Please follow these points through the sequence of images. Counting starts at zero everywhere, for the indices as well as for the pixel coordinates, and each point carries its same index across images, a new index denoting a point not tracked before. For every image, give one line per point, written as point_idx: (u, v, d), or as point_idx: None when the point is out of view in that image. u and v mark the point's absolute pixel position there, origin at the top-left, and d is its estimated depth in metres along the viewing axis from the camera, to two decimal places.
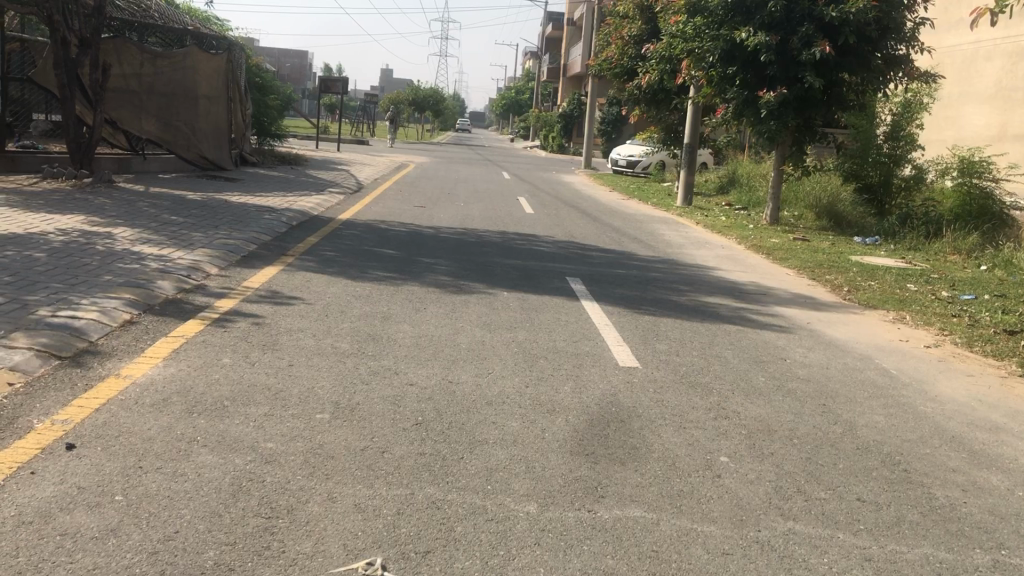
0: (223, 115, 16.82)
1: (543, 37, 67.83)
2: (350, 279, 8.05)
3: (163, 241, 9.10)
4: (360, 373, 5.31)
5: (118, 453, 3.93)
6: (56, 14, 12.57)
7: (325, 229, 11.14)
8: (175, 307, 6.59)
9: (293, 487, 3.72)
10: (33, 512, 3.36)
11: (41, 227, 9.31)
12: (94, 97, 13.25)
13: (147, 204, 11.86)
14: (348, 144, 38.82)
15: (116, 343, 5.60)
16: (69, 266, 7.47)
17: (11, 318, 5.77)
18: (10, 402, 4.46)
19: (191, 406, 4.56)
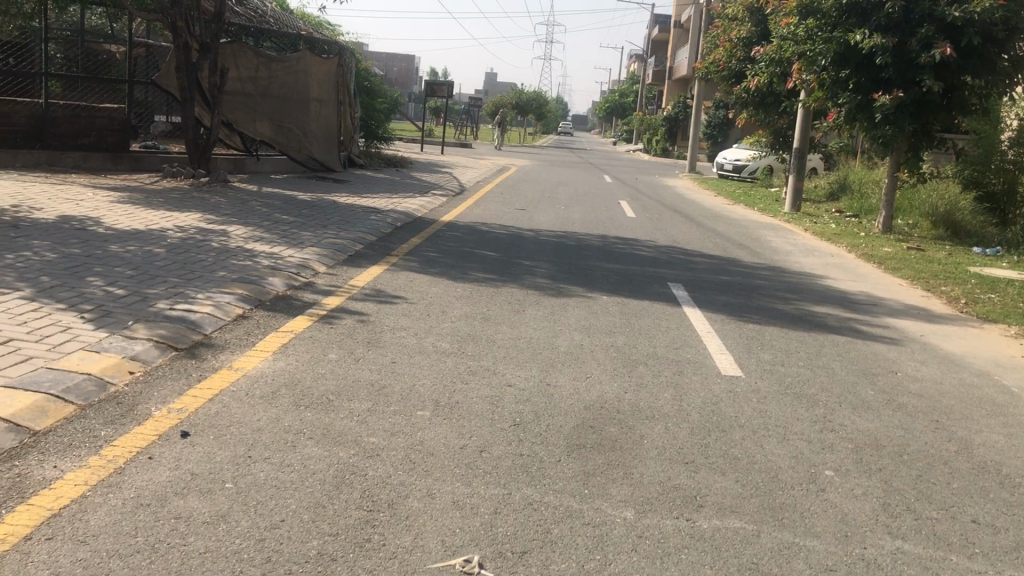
0: (333, 118, 17.27)
1: (649, 39, 67.20)
2: (452, 280, 8.16)
3: (274, 239, 9.42)
4: (459, 372, 5.38)
5: (229, 442, 4.08)
6: (180, 21, 13.17)
7: (428, 230, 11.33)
8: (285, 303, 6.81)
9: (395, 482, 3.79)
10: (150, 495, 3.53)
11: (161, 224, 9.76)
12: (212, 100, 13.80)
13: (259, 203, 12.28)
14: (451, 146, 39.38)
15: (230, 336, 5.82)
16: (186, 263, 7.80)
17: (132, 310, 6.07)
18: (131, 390, 4.69)
19: (298, 399, 4.71)
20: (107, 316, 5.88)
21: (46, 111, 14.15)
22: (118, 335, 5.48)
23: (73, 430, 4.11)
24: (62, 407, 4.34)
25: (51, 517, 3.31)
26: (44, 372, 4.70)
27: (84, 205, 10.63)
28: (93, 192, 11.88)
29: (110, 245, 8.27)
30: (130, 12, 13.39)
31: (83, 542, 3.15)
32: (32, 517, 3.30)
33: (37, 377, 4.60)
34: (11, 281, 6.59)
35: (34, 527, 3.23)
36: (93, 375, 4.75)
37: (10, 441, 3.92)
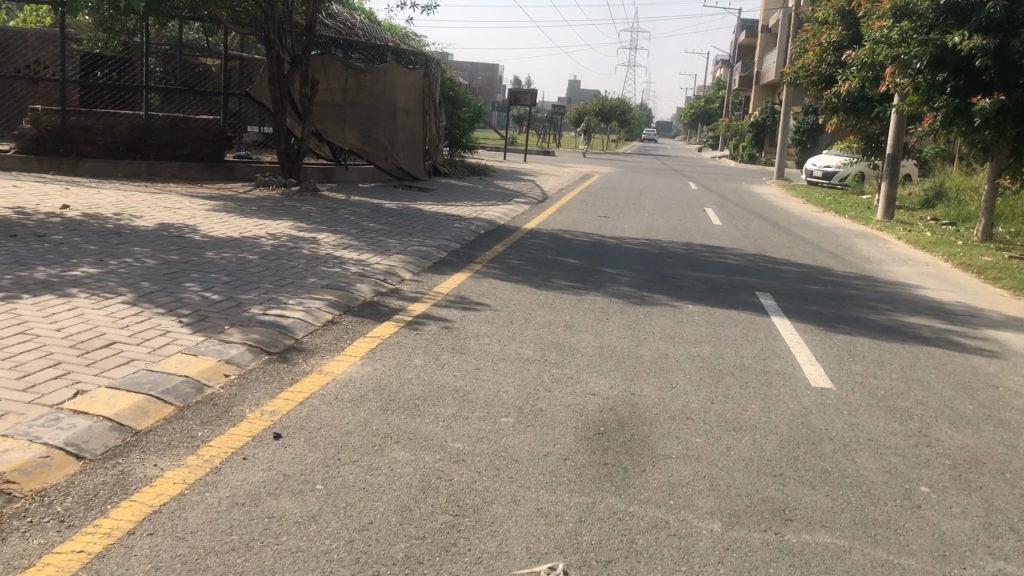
0: (419, 128, 17.53)
1: (735, 44, 66.23)
2: (535, 288, 8.20)
3: (361, 247, 9.62)
4: (543, 380, 5.39)
5: (320, 444, 4.19)
6: (273, 34, 13.58)
7: (512, 237, 11.40)
8: (372, 309, 6.95)
9: (479, 488, 3.83)
10: (244, 494, 3.65)
11: (255, 232, 10.08)
12: (303, 111, 14.16)
13: (348, 212, 12.55)
14: (534, 154, 39.50)
15: (320, 341, 5.97)
16: (279, 269, 8.03)
17: (227, 315, 6.27)
18: (226, 391, 4.86)
19: (385, 403, 4.79)
20: (204, 320, 6.09)
21: (146, 123, 14.70)
22: (214, 339, 5.67)
23: (171, 430, 4.28)
24: (162, 408, 4.51)
25: (152, 513, 3.45)
26: (145, 374, 4.90)
27: (182, 214, 11.04)
28: (190, 200, 12.33)
29: (207, 252, 8.57)
30: (226, 26, 13.85)
31: (182, 539, 3.27)
32: (135, 512, 3.45)
33: (139, 379, 4.80)
34: (115, 286, 6.89)
35: (138, 522, 3.38)
36: (191, 378, 4.93)
37: (114, 440, 4.09)
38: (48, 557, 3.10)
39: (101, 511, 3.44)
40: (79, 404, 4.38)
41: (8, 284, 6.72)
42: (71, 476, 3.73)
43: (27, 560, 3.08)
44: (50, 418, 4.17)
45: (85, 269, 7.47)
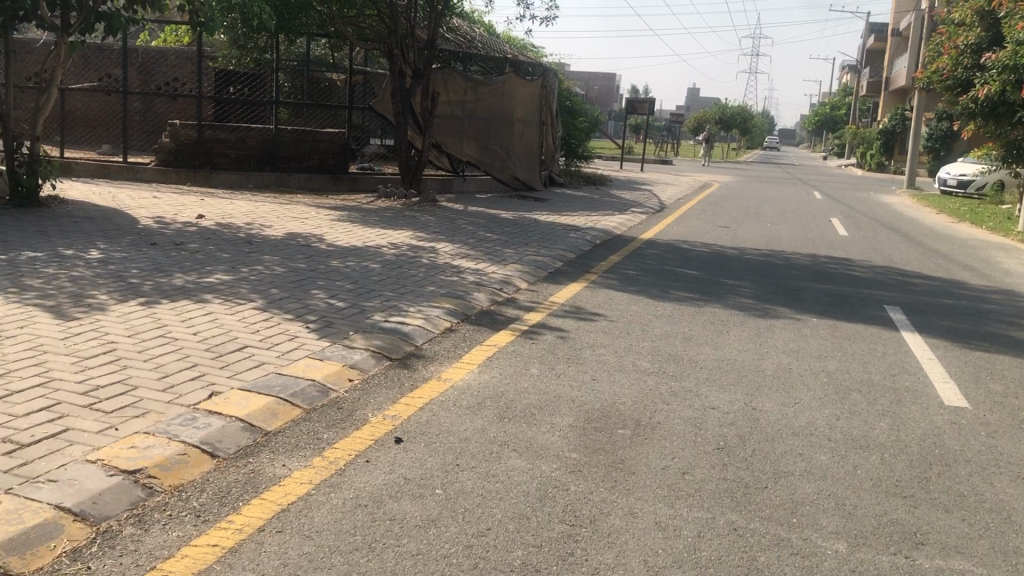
0: (536, 138, 17.65)
1: (864, 49, 63.94)
2: (653, 299, 8.12)
3: (479, 256, 9.76)
4: (661, 392, 5.33)
5: (438, 450, 4.27)
6: (396, 49, 13.99)
7: (629, 248, 11.32)
8: (490, 318, 7.04)
9: (596, 499, 3.82)
10: (368, 496, 3.75)
11: (377, 241, 10.35)
12: (424, 123, 14.48)
13: (465, 222, 12.73)
14: (652, 164, 39.07)
15: (439, 348, 6.09)
16: (400, 278, 8.23)
17: (350, 321, 6.48)
18: (350, 395, 5.02)
19: (502, 411, 4.85)
20: (328, 326, 6.30)
21: (276, 137, 15.34)
22: (338, 344, 5.86)
23: (298, 432, 4.44)
24: (290, 409, 4.70)
25: (281, 511, 3.59)
26: (274, 377, 5.11)
27: (308, 223, 11.45)
28: (316, 211, 12.77)
29: (331, 261, 8.87)
30: (351, 42, 14.31)
31: (308, 537, 3.40)
32: (264, 510, 3.60)
33: (267, 382, 5.01)
34: (246, 293, 7.21)
35: (267, 520, 3.52)
36: (317, 382, 5.10)
37: (246, 440, 4.28)
38: (186, 549, 3.27)
39: (233, 508, 3.60)
40: (213, 404, 4.61)
41: (149, 289, 7.12)
42: (206, 473, 3.92)
43: (167, 551, 3.26)
44: (187, 416, 4.40)
45: (219, 275, 7.85)
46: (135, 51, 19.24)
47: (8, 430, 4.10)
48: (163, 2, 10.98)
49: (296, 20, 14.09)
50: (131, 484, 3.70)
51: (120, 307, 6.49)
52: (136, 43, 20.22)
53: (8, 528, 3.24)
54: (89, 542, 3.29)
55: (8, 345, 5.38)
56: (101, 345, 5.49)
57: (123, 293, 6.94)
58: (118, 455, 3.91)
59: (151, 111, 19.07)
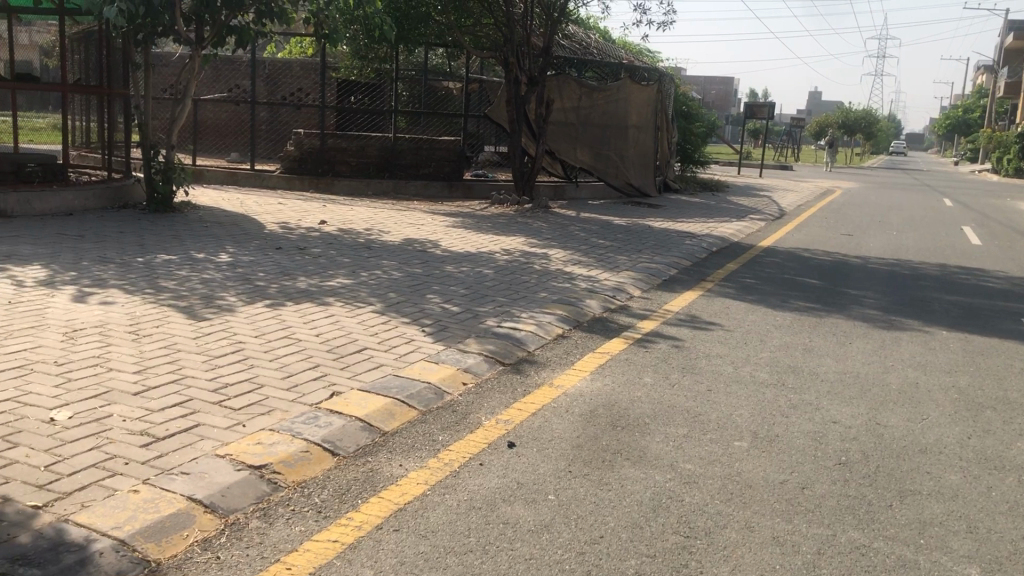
0: (651, 144, 17.48)
1: (1001, 48, 60.73)
2: (771, 308, 7.93)
3: (592, 263, 9.74)
4: (779, 405, 5.19)
5: (551, 456, 4.28)
6: (511, 57, 14.12)
7: (746, 256, 11.09)
8: (602, 326, 7.02)
9: (711, 511, 3.75)
10: (481, 499, 3.80)
11: (491, 247, 10.47)
12: (538, 130, 14.56)
13: (578, 228, 12.72)
14: (772, 169, 38.14)
15: (552, 354, 6.11)
16: (513, 283, 8.30)
17: (465, 325, 6.57)
18: (465, 399, 5.09)
19: (615, 420, 4.82)
20: (443, 330, 6.40)
21: (394, 145, 15.71)
22: (453, 348, 5.95)
23: (414, 433, 4.54)
24: (407, 411, 4.80)
25: (398, 510, 3.68)
26: (391, 379, 5.23)
27: (423, 229, 11.67)
28: (431, 217, 13.00)
29: (446, 266, 9.02)
30: (467, 50, 14.51)
31: (424, 537, 3.46)
32: (383, 508, 3.69)
33: (385, 383, 5.13)
34: (365, 296, 7.41)
35: (384, 518, 3.61)
36: (432, 385, 5.19)
37: (365, 439, 4.40)
38: (308, 543, 3.39)
39: (353, 506, 3.71)
40: (334, 404, 4.75)
41: (274, 292, 7.41)
42: (327, 470, 4.05)
43: (290, 545, 3.38)
44: (310, 415, 4.55)
45: (339, 279, 8.09)
46: (263, 63, 20.05)
47: (145, 423, 4.34)
48: (290, 15, 11.38)
49: (415, 31, 14.34)
50: (257, 479, 3.85)
51: (248, 309, 6.78)
52: (263, 55, 21.06)
53: (146, 516, 3.43)
54: (218, 533, 3.45)
55: (144, 343, 5.68)
56: (229, 344, 5.75)
57: (250, 295, 7.25)
58: (246, 450, 4.08)
59: (276, 120, 19.82)
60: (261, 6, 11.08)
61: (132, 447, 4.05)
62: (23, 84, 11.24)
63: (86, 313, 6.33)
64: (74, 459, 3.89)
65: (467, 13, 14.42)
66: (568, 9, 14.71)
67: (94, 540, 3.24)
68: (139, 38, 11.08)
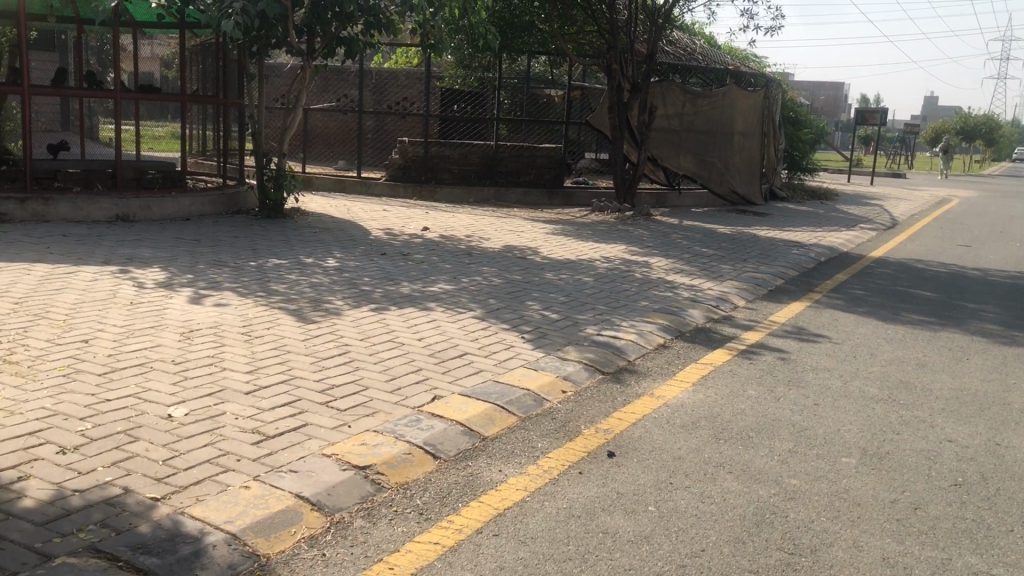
0: (757, 151, 17.13)
1: None
2: (882, 321, 7.67)
3: (695, 272, 9.60)
4: (890, 421, 5.01)
5: (652, 467, 4.24)
6: (615, 64, 14.06)
7: (856, 266, 10.75)
8: (705, 336, 6.92)
9: (817, 528, 3.65)
10: (581, 507, 3.80)
11: (592, 255, 10.44)
12: (641, 137, 14.46)
13: (681, 236, 12.58)
14: (884, 176, 36.82)
15: (652, 364, 6.05)
16: (613, 292, 8.26)
17: (565, 333, 6.58)
18: (564, 407, 5.10)
19: (718, 432, 4.74)
20: (544, 338, 6.42)
21: (496, 153, 15.85)
22: (553, 356, 5.97)
23: (515, 440, 4.56)
24: (507, 417, 4.83)
25: (498, 515, 3.71)
26: (492, 384, 5.27)
27: (524, 236, 11.75)
28: (533, 224, 13.07)
29: (546, 273, 9.05)
30: (571, 58, 14.53)
31: (524, 543, 3.48)
32: (483, 513, 3.73)
33: (486, 389, 5.18)
34: (466, 302, 7.51)
35: (485, 523, 3.64)
36: (532, 391, 5.22)
37: (466, 443, 4.46)
38: (410, 544, 3.46)
39: (454, 509, 3.76)
40: (436, 408, 4.83)
41: (378, 296, 7.58)
42: (429, 473, 4.12)
43: (393, 544, 3.45)
44: (412, 418, 4.63)
45: (441, 285, 8.22)
46: (371, 73, 20.56)
47: (257, 422, 4.50)
48: (397, 26, 11.62)
49: (518, 40, 14.39)
50: (362, 479, 3.95)
51: (353, 312, 6.95)
52: (370, 65, 21.60)
53: (257, 512, 3.55)
54: (324, 531, 3.55)
55: (256, 344, 5.89)
56: (336, 347, 5.91)
57: (356, 299, 7.43)
58: (351, 450, 4.19)
59: (382, 129, 20.28)
60: (369, 17, 11.36)
61: (244, 445, 4.21)
62: (147, 95, 11.81)
63: (202, 314, 6.61)
64: (190, 454, 4.06)
65: (571, 21, 14.44)
66: (673, 15, 14.58)
67: (208, 533, 3.38)
68: (254, 50, 11.49)
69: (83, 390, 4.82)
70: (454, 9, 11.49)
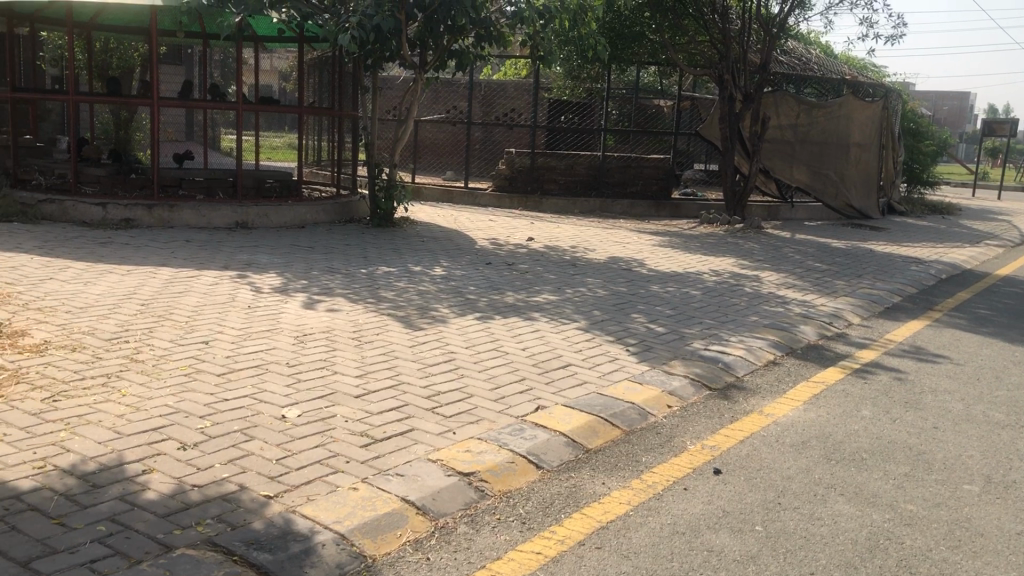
0: (875, 163, 16.56)
1: None
2: (1009, 342, 7.30)
3: (807, 287, 9.35)
4: (1016, 449, 4.75)
5: (759, 486, 4.15)
6: (727, 74, 13.86)
7: (980, 285, 10.25)
8: (817, 353, 6.73)
9: (935, 557, 3.50)
10: (685, 523, 3.75)
11: (699, 268, 10.30)
12: (752, 148, 14.18)
13: (792, 250, 12.27)
14: (1011, 190, 35.03)
15: (761, 381, 5.92)
16: (721, 305, 8.13)
17: (670, 347, 6.50)
18: (669, 422, 5.04)
19: (829, 452, 4.60)
20: (649, 351, 6.37)
21: (603, 164, 15.82)
22: (659, 369, 5.91)
23: (618, 453, 4.54)
24: (611, 429, 4.81)
25: (601, 528, 3.70)
26: (596, 397, 5.25)
27: (630, 248, 11.68)
28: (639, 236, 12.98)
29: (653, 286, 8.97)
30: (682, 69, 14.39)
31: (626, 557, 3.46)
32: (585, 525, 3.72)
33: (590, 401, 5.17)
34: (571, 313, 7.51)
35: (587, 534, 3.64)
36: (636, 405, 5.17)
37: (569, 454, 4.46)
38: (512, 553, 3.48)
39: (556, 519, 3.77)
40: (540, 418, 4.85)
41: (484, 305, 7.67)
42: (532, 483, 4.14)
43: (496, 552, 3.48)
44: (516, 427, 4.66)
45: (546, 295, 8.26)
46: (480, 85, 20.84)
47: (365, 424, 4.62)
48: (508, 38, 11.74)
49: (628, 51, 14.30)
50: (466, 485, 4.00)
51: (459, 320, 7.05)
52: (480, 77, 21.89)
53: (364, 513, 3.64)
54: (429, 535, 3.61)
55: (366, 349, 6.04)
56: (442, 354, 6.01)
57: (462, 307, 7.54)
58: (456, 457, 4.25)
59: (490, 140, 20.53)
60: (480, 30, 11.52)
61: (353, 447, 4.32)
62: (266, 107, 12.26)
63: (315, 319, 6.82)
64: (301, 455, 4.19)
65: (682, 31, 14.30)
66: (788, 24, 14.27)
67: (318, 531, 3.48)
68: (368, 64, 11.80)
69: (204, 389, 5.04)
70: (564, 21, 11.54)
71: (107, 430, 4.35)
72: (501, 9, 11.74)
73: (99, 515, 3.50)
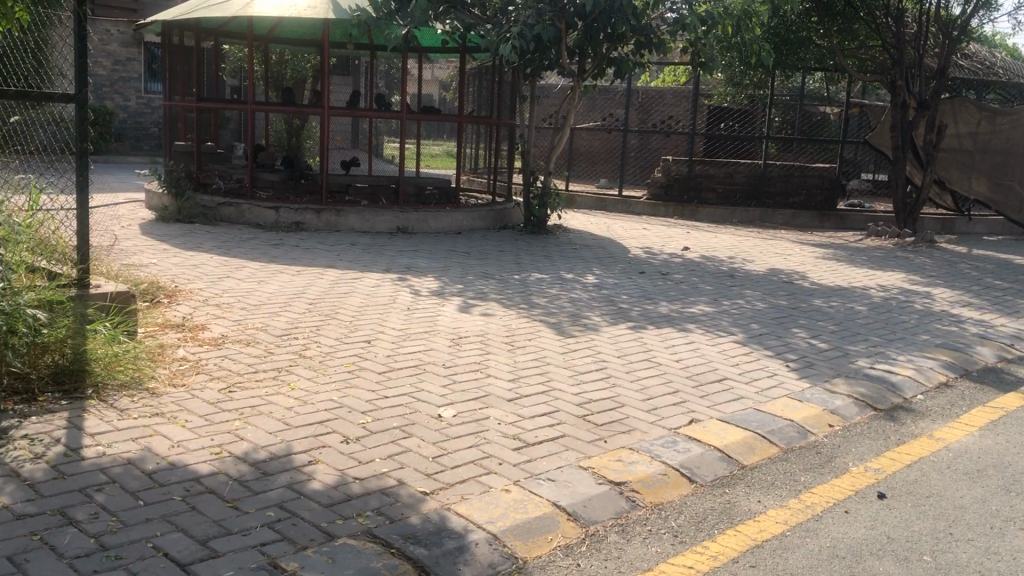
0: None
1: None
2: None
3: (985, 306, 8.76)
4: None
5: (928, 514, 3.93)
6: (900, 80, 13.21)
7: None
8: (996, 377, 6.29)
9: None
10: (846, 548, 3.60)
11: (865, 282, 9.85)
12: (927, 158, 13.44)
13: (969, 266, 11.51)
14: None
15: (931, 404, 5.59)
16: (888, 322, 7.75)
17: (833, 364, 6.25)
18: (829, 441, 4.85)
19: (1008, 483, 4.30)
20: (809, 368, 6.14)
21: (764, 173, 15.42)
22: (820, 387, 5.69)
23: (775, 471, 4.41)
24: (768, 447, 4.68)
25: (755, 546, 3.61)
26: (753, 413, 5.12)
27: (791, 260, 11.31)
28: (799, 248, 12.54)
29: (815, 300, 8.66)
30: (851, 74, 13.99)
31: None
32: (740, 542, 3.64)
33: (746, 417, 5.04)
34: (727, 326, 7.35)
35: (741, 552, 3.56)
36: (796, 423, 5.01)
37: (723, 469, 4.37)
38: (664, 565, 3.45)
39: (709, 534, 3.71)
40: (693, 431, 4.77)
41: (637, 315, 7.61)
42: (685, 496, 4.08)
43: (647, 563, 3.46)
44: (669, 439, 4.61)
45: (701, 306, 8.12)
46: (637, 92, 20.76)
47: (517, 428, 4.70)
48: (668, 45, 11.63)
49: (793, 57, 13.76)
50: (617, 494, 3.99)
51: (611, 329, 7.04)
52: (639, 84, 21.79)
53: (516, 515, 3.70)
54: (580, 541, 3.63)
55: (520, 354, 6.13)
56: (594, 362, 6.02)
57: (615, 316, 7.52)
58: (608, 465, 4.25)
59: (646, 147, 20.38)
60: (640, 38, 11.47)
61: (506, 449, 4.40)
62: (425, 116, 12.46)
63: (470, 322, 6.98)
64: (455, 454, 4.31)
65: (852, 35, 13.74)
66: (971, 26, 13.43)
67: (472, 530, 3.57)
68: (527, 72, 11.96)
69: (364, 386, 5.26)
70: (726, 27, 11.32)
71: (276, 422, 4.61)
72: (663, 16, 11.65)
73: (269, 501, 3.72)
